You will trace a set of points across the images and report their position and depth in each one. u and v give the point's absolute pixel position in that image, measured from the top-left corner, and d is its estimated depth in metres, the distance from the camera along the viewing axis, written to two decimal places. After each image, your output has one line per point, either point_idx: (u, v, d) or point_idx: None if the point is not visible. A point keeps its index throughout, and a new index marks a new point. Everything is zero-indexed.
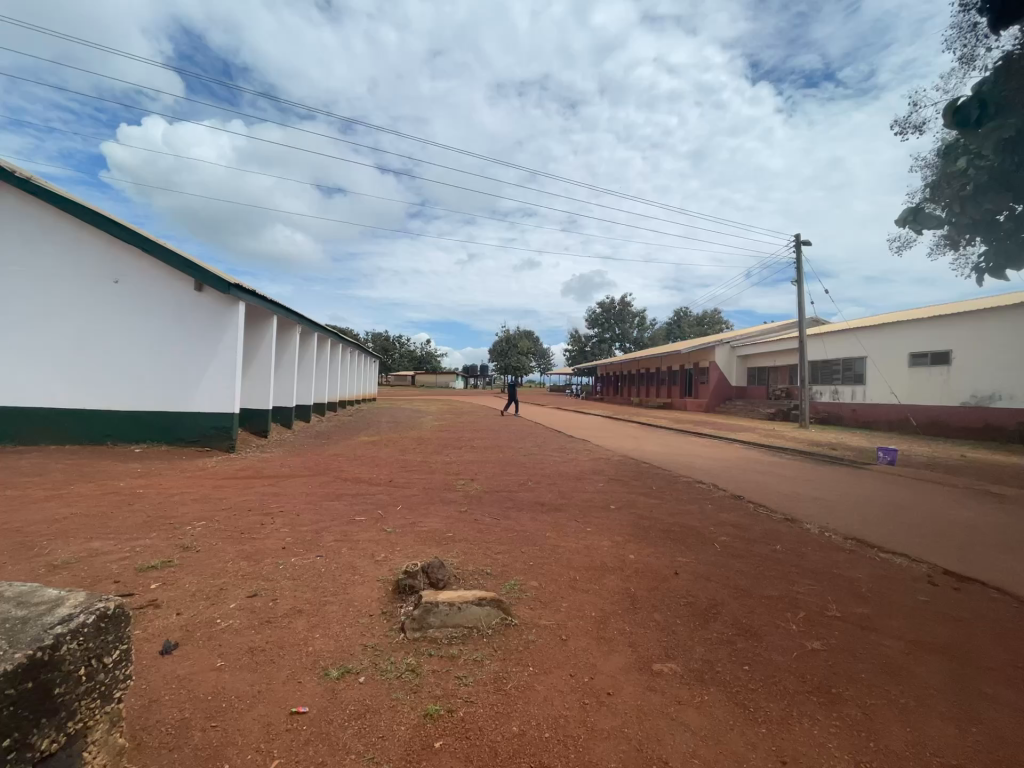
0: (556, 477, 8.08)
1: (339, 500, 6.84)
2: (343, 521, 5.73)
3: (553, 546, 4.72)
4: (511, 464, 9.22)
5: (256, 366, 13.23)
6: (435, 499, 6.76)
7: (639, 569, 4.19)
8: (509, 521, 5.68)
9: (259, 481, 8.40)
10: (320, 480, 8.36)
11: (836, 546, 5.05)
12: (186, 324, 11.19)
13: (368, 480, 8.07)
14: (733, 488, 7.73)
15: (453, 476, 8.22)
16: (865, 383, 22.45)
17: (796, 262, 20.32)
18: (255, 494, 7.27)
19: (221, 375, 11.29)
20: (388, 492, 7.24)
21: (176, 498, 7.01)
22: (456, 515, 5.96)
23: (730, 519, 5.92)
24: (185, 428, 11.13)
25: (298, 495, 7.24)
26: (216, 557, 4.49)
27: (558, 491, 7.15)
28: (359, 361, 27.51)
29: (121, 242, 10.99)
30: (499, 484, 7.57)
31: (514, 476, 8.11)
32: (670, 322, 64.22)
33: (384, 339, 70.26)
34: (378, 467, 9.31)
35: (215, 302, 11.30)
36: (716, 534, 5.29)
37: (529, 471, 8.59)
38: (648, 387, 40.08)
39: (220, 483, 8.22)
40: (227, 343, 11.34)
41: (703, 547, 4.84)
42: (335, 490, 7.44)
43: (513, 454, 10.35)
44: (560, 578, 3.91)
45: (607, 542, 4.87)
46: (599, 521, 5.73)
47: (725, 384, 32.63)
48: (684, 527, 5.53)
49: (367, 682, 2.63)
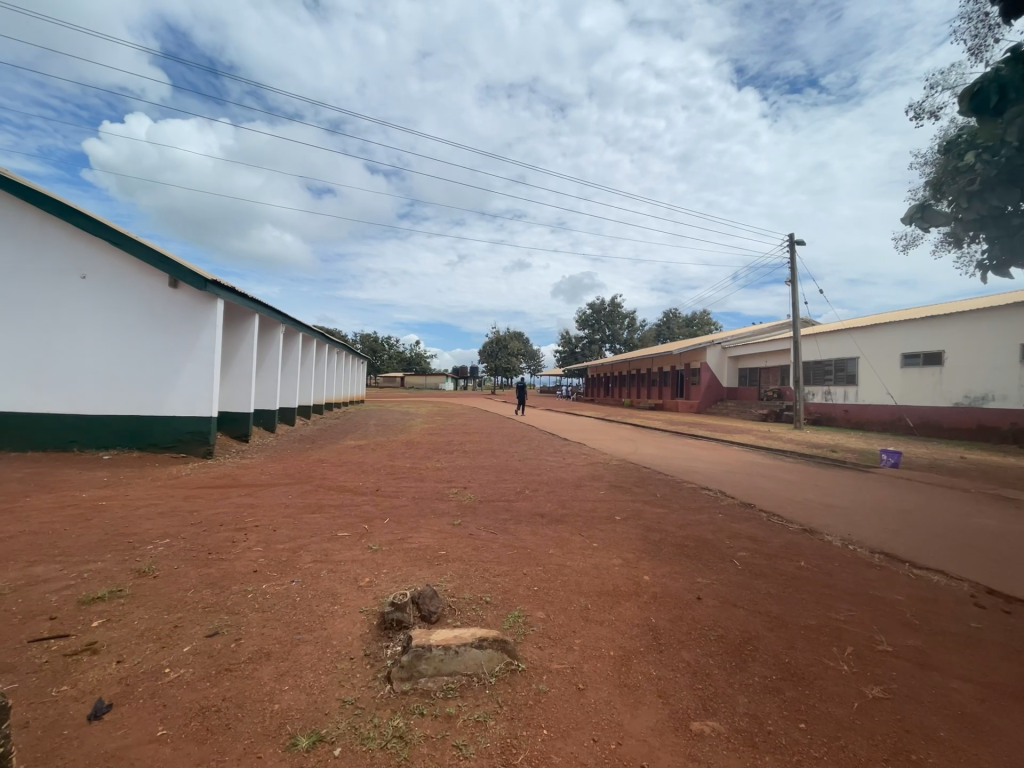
0: (554, 485, 7.60)
1: (322, 512, 6.30)
2: (325, 537, 5.20)
3: (557, 565, 4.24)
4: (506, 470, 8.72)
5: (236, 367, 12.56)
6: (426, 510, 6.26)
7: (657, 595, 3.72)
8: (507, 536, 5.19)
9: (236, 490, 7.82)
10: (302, 489, 7.79)
11: (864, 561, 4.65)
12: (159, 322, 10.52)
13: (353, 489, 7.53)
14: (742, 494, 7.32)
15: (445, 484, 7.70)
16: (858, 383, 22.36)
17: (790, 262, 20.18)
18: (231, 507, 6.68)
19: (198, 376, 10.65)
20: (375, 502, 6.70)
21: (141, 512, 6.41)
22: (449, 528, 5.47)
23: (745, 531, 5.49)
24: (158, 433, 10.46)
25: (277, 507, 6.67)
26: (176, 583, 3.93)
27: (558, 500, 6.68)
28: (347, 362, 26.80)
29: (88, 235, 10.30)
30: (495, 493, 7.07)
31: (509, 483, 7.62)
32: (660, 323, 64.34)
33: (373, 340, 69.37)
34: (364, 474, 8.75)
35: (190, 300, 10.66)
36: (733, 550, 4.85)
37: (525, 477, 8.11)
38: (639, 388, 39.88)
39: (193, 493, 7.62)
40: (204, 343, 10.70)
41: (722, 565, 4.38)
42: (317, 501, 6.89)
43: (508, 459, 9.87)
44: (570, 608, 3.42)
45: (617, 561, 4.39)
46: (605, 534, 5.26)
47: (716, 384, 32.51)
48: (698, 541, 5.08)
49: (343, 758, 2.12)
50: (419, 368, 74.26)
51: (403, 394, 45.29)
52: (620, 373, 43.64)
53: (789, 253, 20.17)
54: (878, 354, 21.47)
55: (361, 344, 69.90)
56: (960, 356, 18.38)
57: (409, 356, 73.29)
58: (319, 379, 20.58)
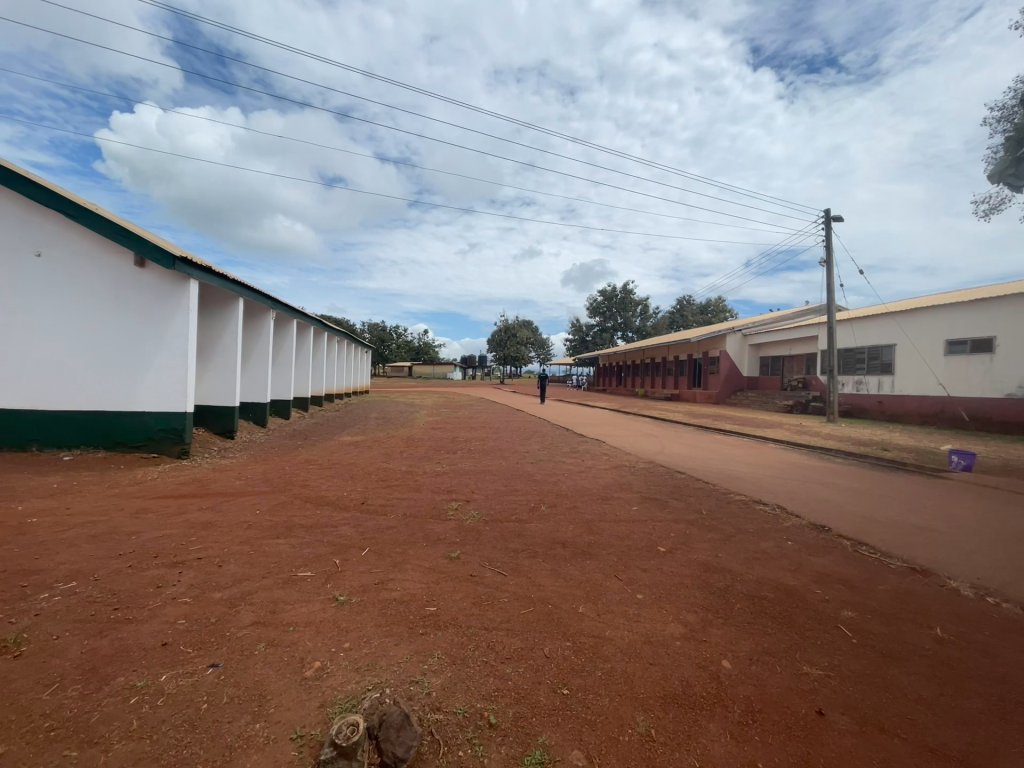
0: (576, 499, 6.26)
1: (289, 537, 5.04)
2: (280, 580, 3.94)
3: (594, 640, 2.97)
4: (516, 478, 7.40)
5: (218, 357, 11.39)
6: (416, 535, 5.01)
7: (754, 705, 2.41)
8: (521, 580, 3.90)
9: (198, 502, 6.60)
10: (276, 501, 6.57)
11: (1021, 626, 3.32)
12: (126, 306, 9.33)
13: (334, 503, 6.27)
14: (805, 511, 5.97)
15: (445, 496, 6.41)
16: (894, 372, 20.71)
17: (826, 240, 18.45)
18: (182, 527, 5.44)
19: (170, 367, 9.47)
20: (358, 523, 5.43)
21: (69, 533, 5.21)
22: (444, 566, 4.21)
23: (835, 571, 4.15)
24: (126, 431, 9.32)
25: (235, 528, 5.40)
26: (38, 671, 2.70)
27: (582, 521, 5.37)
28: (350, 351, 25.54)
29: (42, 207, 9.09)
30: (504, 510, 5.76)
31: (521, 496, 6.30)
32: (673, 311, 62.47)
33: (380, 329, 68.22)
34: (351, 481, 7.46)
35: (159, 280, 9.44)
36: (833, 605, 3.52)
37: (541, 488, 6.78)
38: (654, 377, 38.29)
39: (147, 505, 6.40)
40: (176, 330, 9.50)
41: (827, 638, 3.08)
42: (289, 520, 5.63)
43: (517, 462, 8.58)
44: (624, 746, 2.13)
45: (677, 634, 3.07)
46: (650, 577, 3.96)
47: (736, 374, 30.88)
48: (779, 588, 3.78)
49: None
50: (426, 357, 72.92)
51: (412, 385, 44.03)
52: (634, 362, 41.93)
53: (825, 230, 18.45)
54: (918, 341, 19.79)
55: (368, 333, 68.60)
56: (1014, 343, 16.66)
57: (416, 346, 72.07)
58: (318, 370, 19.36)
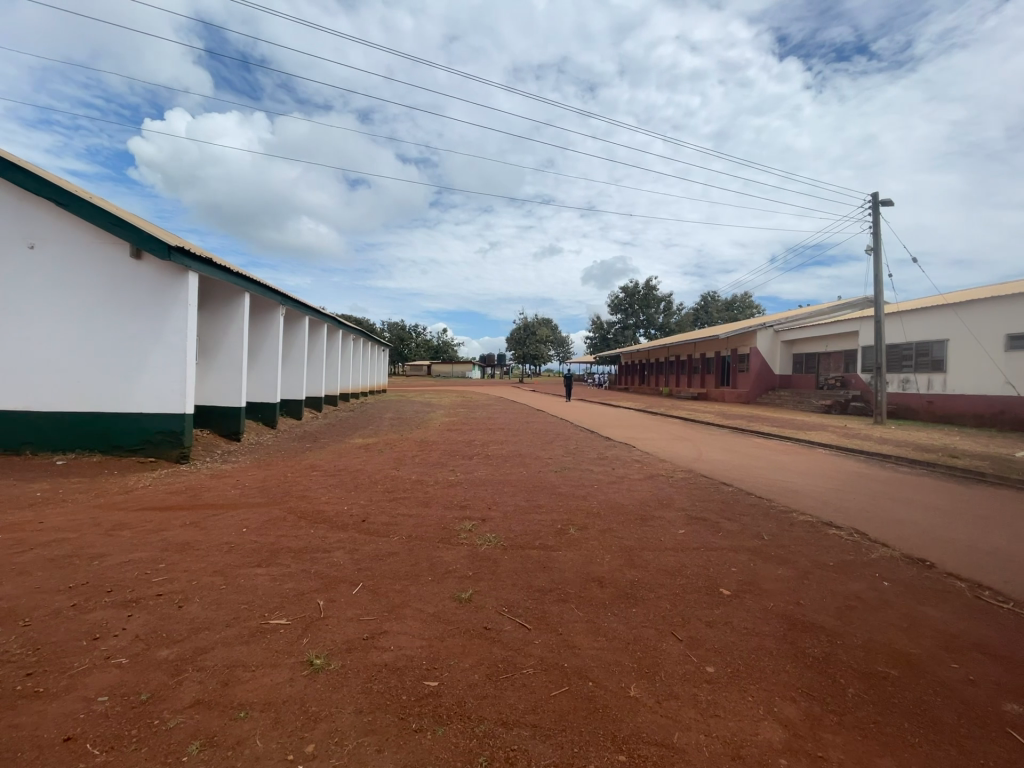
0: (610, 519, 5.33)
1: (271, 566, 4.25)
2: (246, 630, 3.14)
3: (659, 755, 2.07)
4: (540, 491, 6.50)
5: (224, 355, 10.83)
6: (421, 566, 4.17)
7: None
8: (549, 639, 3.02)
9: (184, 516, 5.89)
10: (269, 516, 5.82)
11: None
12: (122, 301, 8.77)
13: (332, 520, 5.47)
14: (890, 537, 4.94)
15: (458, 513, 5.55)
16: (946, 370, 19.16)
17: (875, 226, 16.98)
18: (155, 550, 4.70)
19: (168, 366, 8.89)
20: (354, 548, 4.61)
21: (26, 557, 4.51)
22: (451, 614, 3.37)
23: (964, 632, 3.15)
24: (123, 434, 8.77)
25: (214, 551, 4.64)
26: None
27: (620, 551, 4.44)
28: (367, 350, 25.06)
29: (35, 197, 8.60)
30: (526, 534, 4.86)
31: (545, 515, 5.41)
32: (697, 308, 60.62)
33: (400, 328, 68.16)
34: (354, 493, 6.68)
35: (156, 274, 8.86)
36: (986, 693, 2.54)
37: (568, 504, 5.86)
38: (679, 376, 36.89)
39: (126, 520, 5.71)
40: (174, 326, 8.91)
41: (1006, 760, 2.09)
42: (277, 542, 4.85)
43: (540, 471, 7.69)
44: None
45: (778, 746, 2.13)
46: (719, 636, 3.03)
47: (768, 372, 29.33)
48: (898, 660, 2.80)
49: None
50: (446, 356, 72.55)
51: (430, 384, 43.51)
52: (659, 361, 40.51)
53: (873, 215, 17.01)
54: (975, 336, 18.17)
55: (387, 332, 68.54)
56: None
57: (436, 345, 71.82)
58: (332, 369, 18.79)
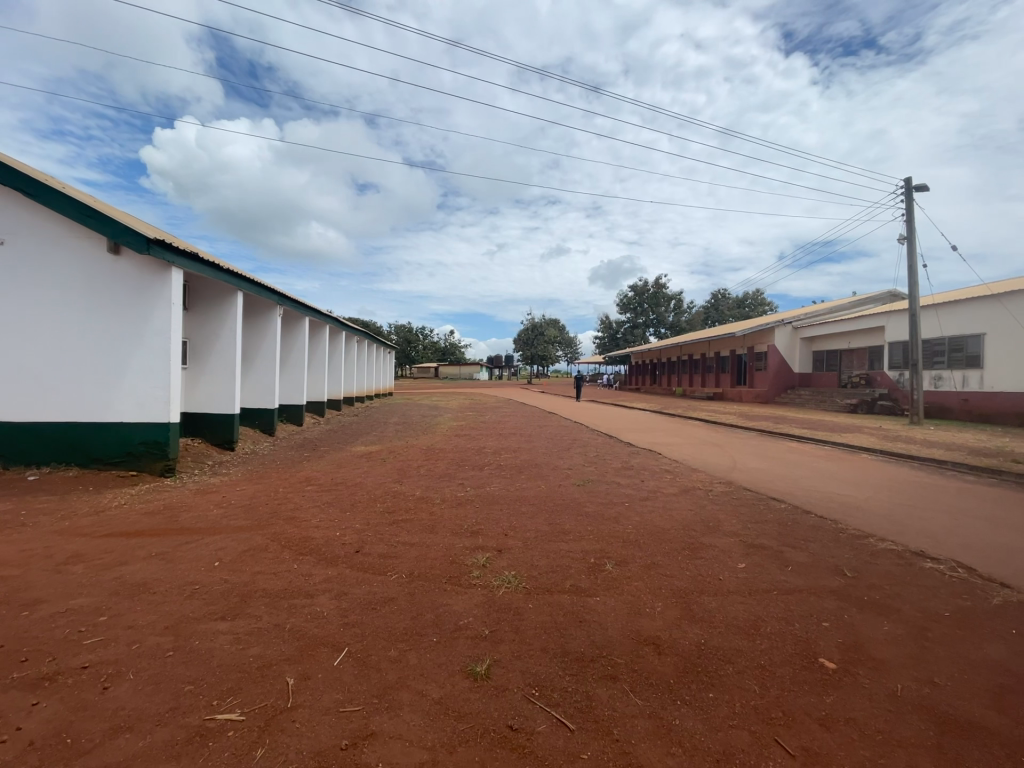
0: (653, 550, 4.42)
1: (238, 618, 3.39)
2: (182, 733, 2.29)
3: None
4: (563, 511, 5.59)
5: (215, 358, 10.07)
6: (424, 621, 3.29)
7: None
8: (603, 756, 2.13)
9: (151, 545, 5.04)
10: (247, 544, 4.97)
11: None
12: (99, 300, 8.02)
13: (321, 552, 4.60)
14: (1004, 573, 3.99)
15: (469, 543, 4.66)
16: (984, 366, 18.00)
17: (909, 213, 15.88)
18: (102, 596, 3.85)
19: (149, 372, 8.11)
20: (342, 593, 3.74)
21: None
22: (461, 704, 2.47)
23: None
24: (101, 446, 8.01)
25: (173, 597, 3.79)
26: None
27: (674, 597, 3.53)
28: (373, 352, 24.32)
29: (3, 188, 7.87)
30: (554, 571, 3.97)
31: (574, 544, 4.51)
32: (708, 307, 59.37)
33: (407, 330, 67.49)
34: (349, 514, 5.82)
35: (136, 271, 8.10)
36: None
37: (599, 530, 4.95)
38: (694, 375, 35.75)
39: (81, 552, 4.87)
40: (156, 328, 8.14)
41: None
42: (251, 583, 3.99)
43: (561, 486, 6.77)
44: None
45: None
46: (847, 752, 2.12)
47: (788, 371, 28.17)
48: None
49: None
50: (453, 358, 71.75)
51: (436, 386, 42.61)
52: (671, 360, 39.41)
53: (906, 201, 15.91)
54: (1015, 329, 17.01)
55: (393, 333, 67.87)
56: None
57: (444, 347, 71.13)
58: (335, 372, 18.02)
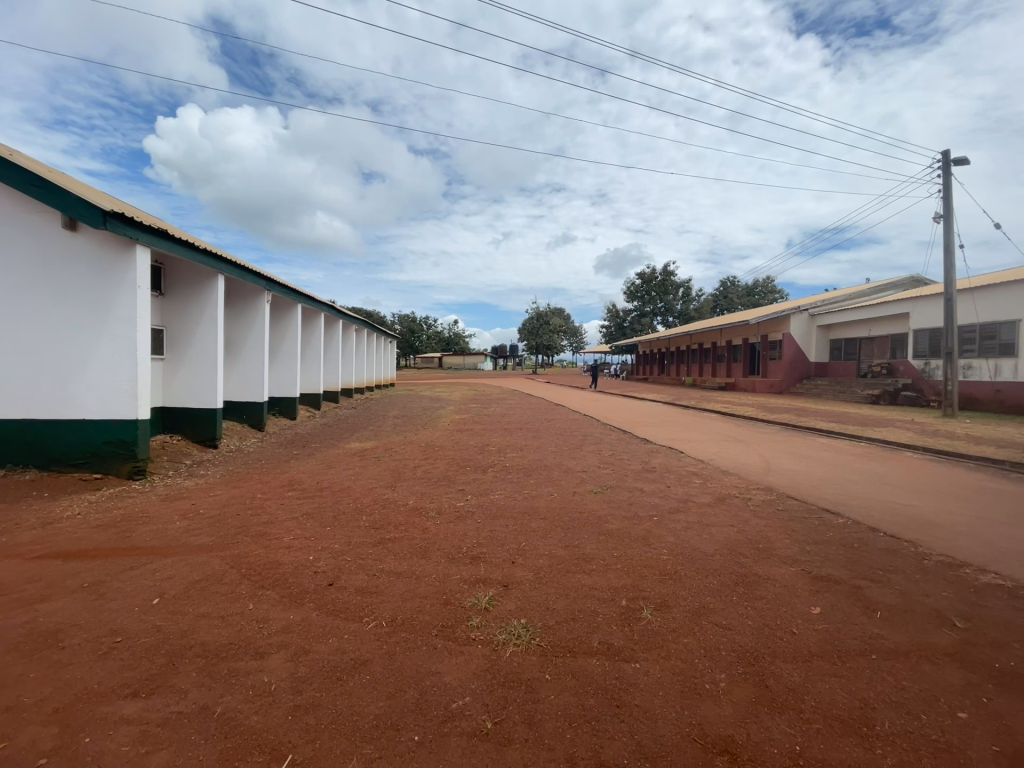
0: (698, 586, 3.52)
1: (154, 696, 2.51)
2: None
3: None
4: (580, 529, 4.68)
5: (194, 347, 9.20)
6: (402, 706, 2.38)
7: None
8: None
9: (88, 572, 4.19)
10: (202, 571, 4.11)
11: None
12: (56, 282, 7.14)
13: (286, 586, 3.73)
14: None
15: (469, 575, 3.76)
16: (1018, 355, 16.86)
17: (946, 188, 14.68)
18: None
19: (114, 362, 7.24)
20: (301, 652, 2.85)
21: None
22: None
23: None
24: (62, 446, 7.19)
25: (84, 654, 2.92)
26: None
27: (742, 668, 2.61)
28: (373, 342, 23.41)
29: None
30: (577, 621, 3.07)
31: (598, 579, 3.61)
32: (717, 295, 57.96)
33: (411, 320, 66.58)
34: (328, 530, 4.96)
35: (96, 250, 7.19)
36: None
37: (627, 555, 4.05)
38: (704, 364, 34.67)
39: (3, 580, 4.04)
40: (120, 313, 7.25)
41: None
42: (189, 633, 3.11)
43: (574, 494, 5.86)
44: None
45: None
46: None
47: (803, 360, 27.04)
48: None
49: None
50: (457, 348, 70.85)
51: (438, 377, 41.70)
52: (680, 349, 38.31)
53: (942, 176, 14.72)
54: None
55: (398, 323, 67.01)
56: None
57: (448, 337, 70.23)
58: (332, 363, 17.17)
